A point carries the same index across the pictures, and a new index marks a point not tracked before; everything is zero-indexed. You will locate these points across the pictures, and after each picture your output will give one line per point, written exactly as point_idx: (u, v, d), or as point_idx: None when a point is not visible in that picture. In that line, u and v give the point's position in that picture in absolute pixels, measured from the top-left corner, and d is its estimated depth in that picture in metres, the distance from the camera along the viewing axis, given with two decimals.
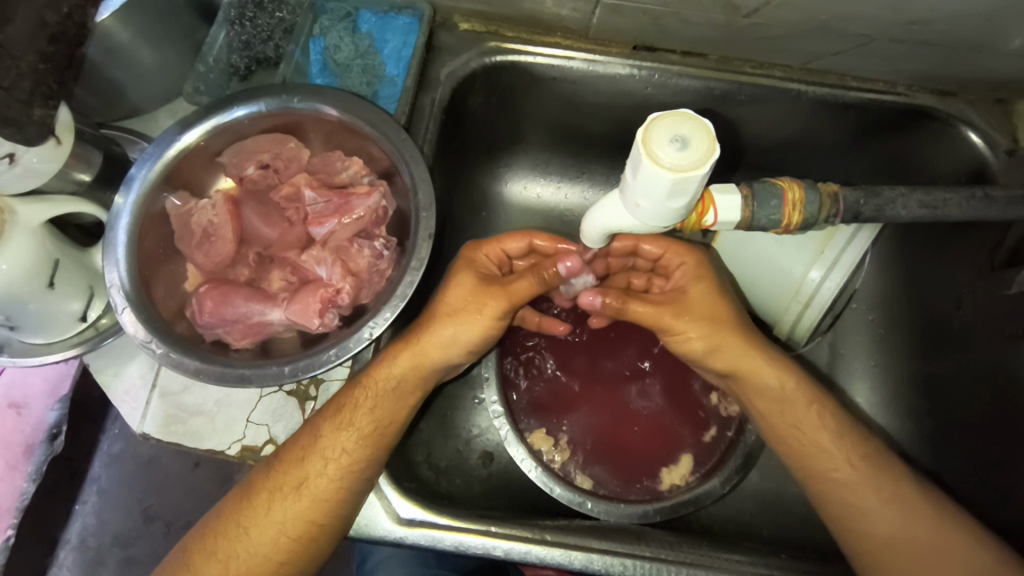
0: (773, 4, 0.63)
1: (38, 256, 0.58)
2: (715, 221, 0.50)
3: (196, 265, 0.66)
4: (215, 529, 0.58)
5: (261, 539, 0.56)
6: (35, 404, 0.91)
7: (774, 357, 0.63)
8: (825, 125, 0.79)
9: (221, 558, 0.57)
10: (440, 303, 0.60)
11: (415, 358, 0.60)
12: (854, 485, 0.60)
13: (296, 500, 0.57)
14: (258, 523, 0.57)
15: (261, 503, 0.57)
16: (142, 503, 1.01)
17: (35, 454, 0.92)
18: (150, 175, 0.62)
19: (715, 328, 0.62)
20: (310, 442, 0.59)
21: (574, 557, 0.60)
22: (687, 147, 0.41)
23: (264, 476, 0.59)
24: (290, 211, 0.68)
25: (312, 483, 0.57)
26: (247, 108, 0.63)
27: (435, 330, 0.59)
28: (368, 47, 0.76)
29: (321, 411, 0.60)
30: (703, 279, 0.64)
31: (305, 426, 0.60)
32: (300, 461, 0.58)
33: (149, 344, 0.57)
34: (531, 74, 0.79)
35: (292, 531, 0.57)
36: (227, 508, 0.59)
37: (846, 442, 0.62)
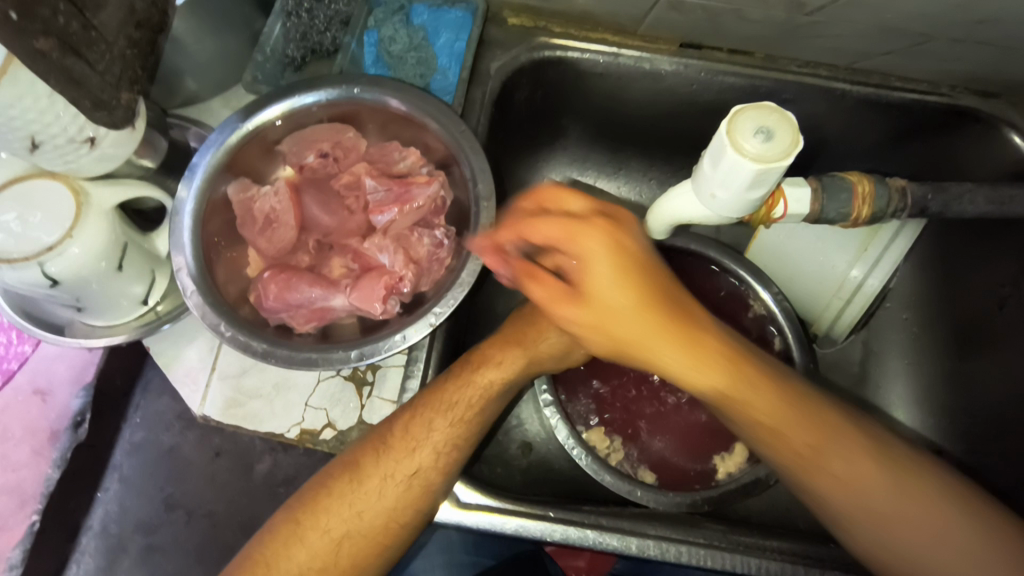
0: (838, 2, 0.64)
1: (110, 240, 0.59)
2: (784, 214, 0.50)
3: (258, 252, 0.67)
4: (319, 506, 0.56)
5: (369, 522, 0.56)
6: (59, 391, 0.93)
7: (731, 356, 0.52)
8: (865, 124, 0.80)
9: (332, 535, 0.55)
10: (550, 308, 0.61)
11: (524, 358, 0.61)
12: (851, 474, 0.53)
13: (407, 489, 0.57)
14: (368, 507, 0.56)
15: (366, 482, 0.57)
16: (163, 491, 0.98)
17: (59, 440, 0.93)
18: (212, 162, 0.63)
19: (610, 328, 0.51)
20: (421, 433, 0.58)
21: (631, 543, 0.61)
22: (771, 138, 0.42)
23: (374, 464, 0.57)
24: (350, 200, 0.69)
25: (427, 473, 0.57)
26: (314, 95, 0.65)
27: (549, 336, 0.60)
28: (421, 40, 0.77)
29: (419, 404, 0.59)
30: (595, 264, 0.51)
31: (412, 416, 0.58)
32: (412, 453, 0.57)
33: (218, 326, 0.58)
34: (578, 69, 0.80)
35: (403, 516, 0.57)
36: (330, 482, 0.57)
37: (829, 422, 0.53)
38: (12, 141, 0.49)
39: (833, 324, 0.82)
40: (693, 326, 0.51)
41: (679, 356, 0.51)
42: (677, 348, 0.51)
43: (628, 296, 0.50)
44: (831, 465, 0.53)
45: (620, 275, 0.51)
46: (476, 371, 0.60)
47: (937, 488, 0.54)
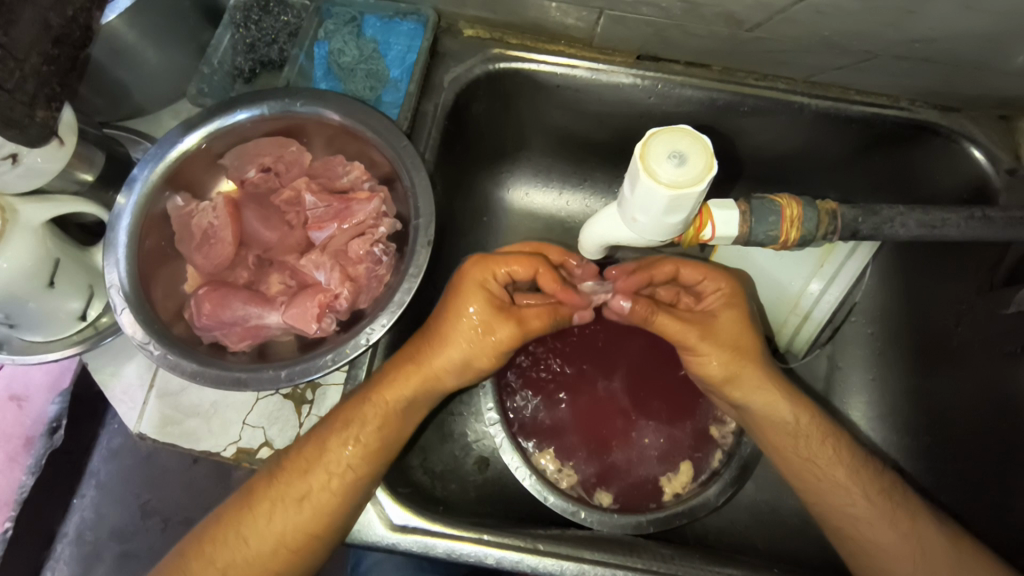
0: (776, 18, 0.63)
1: (40, 256, 0.58)
2: (713, 236, 0.49)
3: (196, 267, 0.66)
4: (213, 534, 0.58)
5: (257, 548, 0.56)
6: (36, 397, 0.94)
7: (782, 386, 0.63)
8: (824, 138, 0.79)
9: (218, 565, 0.57)
10: (447, 324, 0.59)
11: (418, 376, 0.59)
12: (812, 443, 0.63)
13: (297, 512, 0.57)
14: (257, 534, 0.57)
15: (256, 506, 0.58)
16: (140, 498, 0.99)
17: (35, 446, 0.94)
18: (151, 177, 0.63)
19: (741, 355, 0.62)
20: (314, 455, 0.58)
21: (566, 567, 0.60)
22: (688, 164, 0.41)
23: (265, 483, 0.58)
24: (291, 215, 0.67)
25: (317, 496, 0.57)
26: (249, 111, 0.64)
27: (443, 351, 0.59)
28: (372, 52, 0.76)
29: (316, 426, 0.60)
30: (717, 296, 0.64)
31: (307, 442, 0.59)
32: (304, 473, 0.58)
33: (146, 345, 0.58)
34: (534, 81, 0.79)
35: (289, 538, 0.57)
36: (225, 511, 0.59)
37: (809, 426, 0.63)
38: None
39: (791, 340, 0.81)
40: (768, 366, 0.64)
41: (770, 387, 0.62)
42: (762, 376, 0.62)
43: (752, 334, 0.63)
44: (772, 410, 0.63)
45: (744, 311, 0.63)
46: (375, 386, 0.59)
47: (860, 462, 0.62)
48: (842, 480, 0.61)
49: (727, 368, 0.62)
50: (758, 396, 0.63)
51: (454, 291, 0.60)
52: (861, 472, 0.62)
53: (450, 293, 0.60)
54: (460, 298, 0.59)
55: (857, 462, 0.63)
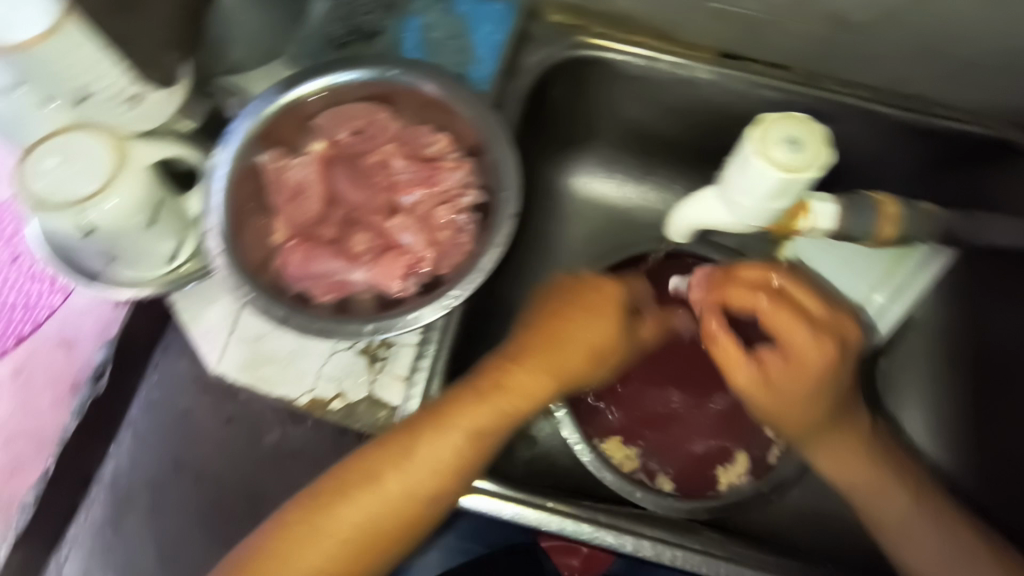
0: (883, 16, 0.66)
1: (149, 196, 0.61)
2: (807, 227, 0.50)
3: (286, 220, 0.66)
4: (335, 500, 0.58)
5: (383, 526, 0.58)
6: (85, 343, 0.90)
7: (849, 439, 0.64)
8: (898, 151, 0.78)
9: (341, 534, 0.57)
10: (582, 326, 0.61)
11: (558, 384, 0.61)
12: (869, 479, 0.63)
13: (424, 501, 0.59)
14: (384, 512, 0.58)
15: (383, 485, 0.58)
16: (173, 453, 0.91)
17: (80, 392, 0.89)
18: (247, 131, 0.67)
19: (798, 408, 0.61)
20: (447, 452, 0.58)
21: (626, 540, 0.62)
22: (801, 148, 0.42)
23: (393, 473, 0.58)
24: (378, 178, 0.69)
25: (451, 483, 0.59)
26: (350, 74, 0.69)
27: (576, 357, 0.61)
28: (461, 29, 0.78)
29: (433, 419, 0.59)
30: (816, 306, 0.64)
31: (435, 438, 0.58)
32: (442, 467, 0.58)
33: (235, 292, 0.62)
34: (614, 71, 0.80)
35: (416, 518, 0.59)
36: (346, 477, 0.59)
37: (873, 460, 0.63)
38: (63, 91, 0.54)
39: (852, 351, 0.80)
40: (835, 422, 0.63)
41: (828, 439, 0.63)
42: (822, 424, 0.63)
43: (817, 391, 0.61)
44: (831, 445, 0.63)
45: (829, 372, 0.61)
46: (486, 394, 0.60)
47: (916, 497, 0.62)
48: (892, 518, 0.62)
49: (809, 422, 0.62)
50: (831, 438, 0.63)
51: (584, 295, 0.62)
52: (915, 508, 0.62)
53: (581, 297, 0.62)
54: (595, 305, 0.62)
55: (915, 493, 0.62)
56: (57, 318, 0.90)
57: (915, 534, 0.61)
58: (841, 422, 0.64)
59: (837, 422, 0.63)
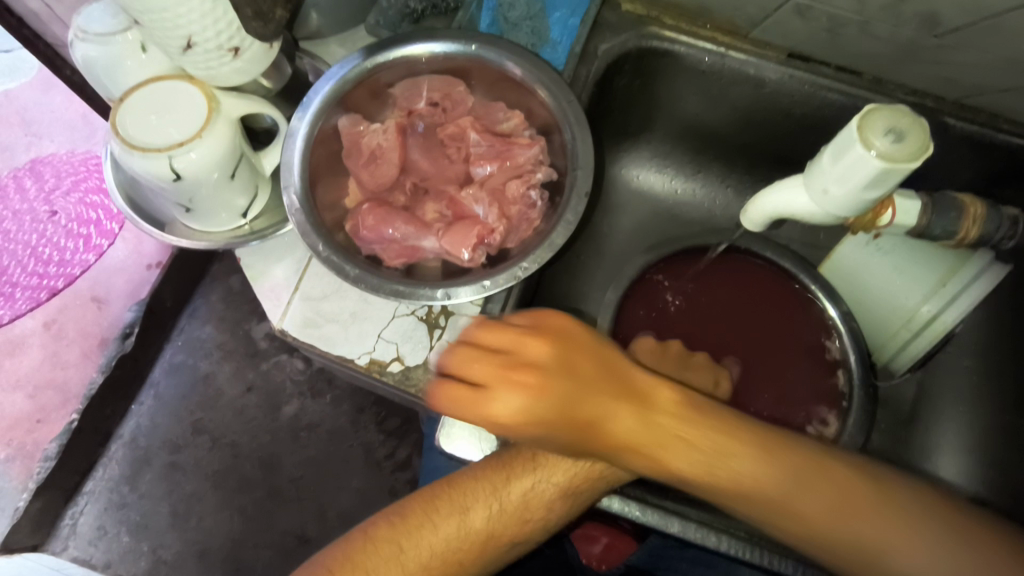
0: (978, 25, 0.63)
1: (231, 149, 0.62)
2: (890, 222, 0.52)
3: (359, 183, 0.69)
4: (428, 517, 0.58)
5: (467, 547, 0.58)
6: (115, 303, 1.12)
7: (771, 468, 0.52)
8: (958, 163, 0.79)
9: (429, 552, 0.57)
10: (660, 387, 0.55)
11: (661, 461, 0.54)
12: (823, 498, 0.51)
13: (515, 531, 0.59)
14: (478, 535, 0.58)
15: (477, 509, 0.58)
16: (193, 416, 1.10)
17: (106, 347, 1.10)
18: (326, 93, 0.66)
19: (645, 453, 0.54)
20: (544, 488, 0.59)
21: (671, 522, 0.63)
22: (902, 141, 0.43)
23: (485, 507, 0.58)
24: (452, 150, 0.72)
25: (537, 525, 0.60)
26: (424, 45, 0.67)
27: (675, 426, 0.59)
28: (538, 10, 0.79)
29: (521, 465, 0.60)
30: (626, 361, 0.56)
31: (526, 479, 0.59)
32: (527, 510, 0.59)
33: (314, 245, 0.62)
34: (683, 63, 0.81)
35: (496, 553, 0.59)
36: (445, 495, 0.59)
37: (846, 484, 0.52)
38: (171, 39, 0.56)
39: (896, 355, 0.79)
40: (736, 472, 0.52)
41: (747, 498, 0.52)
42: (735, 475, 0.52)
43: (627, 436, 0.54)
44: (770, 481, 0.52)
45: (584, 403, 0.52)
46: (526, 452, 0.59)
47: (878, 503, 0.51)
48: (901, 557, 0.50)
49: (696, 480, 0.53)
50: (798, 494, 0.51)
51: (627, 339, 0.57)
52: (884, 518, 0.50)
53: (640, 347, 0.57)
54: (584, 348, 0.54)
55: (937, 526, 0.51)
56: (90, 277, 1.14)
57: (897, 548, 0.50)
58: (753, 461, 0.52)
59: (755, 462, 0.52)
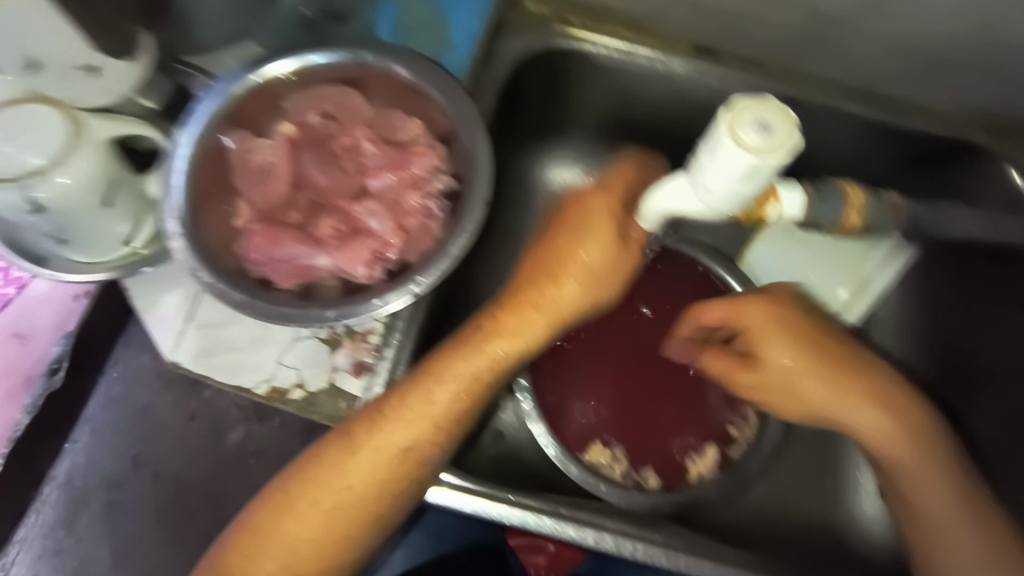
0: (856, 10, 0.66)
1: (99, 172, 0.58)
2: (775, 215, 0.50)
3: (248, 205, 0.65)
4: (314, 474, 0.57)
5: (361, 492, 0.56)
6: (42, 336, 0.85)
7: (861, 378, 0.62)
8: (872, 152, 0.78)
9: (324, 506, 0.56)
10: (553, 261, 0.58)
11: (539, 316, 0.58)
12: (895, 445, 0.60)
13: (405, 452, 0.56)
14: (361, 477, 0.56)
15: (357, 449, 0.56)
16: (133, 449, 0.88)
17: (33, 386, 0.85)
18: (213, 110, 0.64)
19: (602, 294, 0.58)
20: (421, 405, 0.57)
21: (587, 533, 0.61)
22: (770, 133, 0.42)
23: (369, 436, 0.56)
24: (347, 162, 0.67)
25: (425, 450, 0.57)
26: (319, 56, 0.66)
27: (563, 288, 0.57)
28: (435, 12, 0.76)
29: (412, 381, 0.57)
30: (607, 249, 0.58)
31: (402, 407, 0.57)
32: (409, 432, 0.56)
33: (196, 272, 0.59)
34: (591, 62, 0.79)
35: (392, 489, 0.57)
36: (322, 452, 0.57)
37: (885, 409, 0.61)
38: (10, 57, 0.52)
39: None
40: (863, 394, 0.61)
41: (856, 404, 0.61)
42: (823, 383, 0.61)
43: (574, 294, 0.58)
44: (813, 391, 0.61)
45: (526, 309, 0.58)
46: (506, 328, 0.58)
47: (910, 432, 0.61)
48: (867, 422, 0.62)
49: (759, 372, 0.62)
50: (820, 393, 0.61)
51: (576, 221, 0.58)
52: (924, 453, 0.60)
53: (571, 222, 0.58)
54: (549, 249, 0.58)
55: (923, 420, 0.62)
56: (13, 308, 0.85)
57: (904, 465, 0.61)
58: (832, 366, 0.61)
59: (846, 378, 0.61)
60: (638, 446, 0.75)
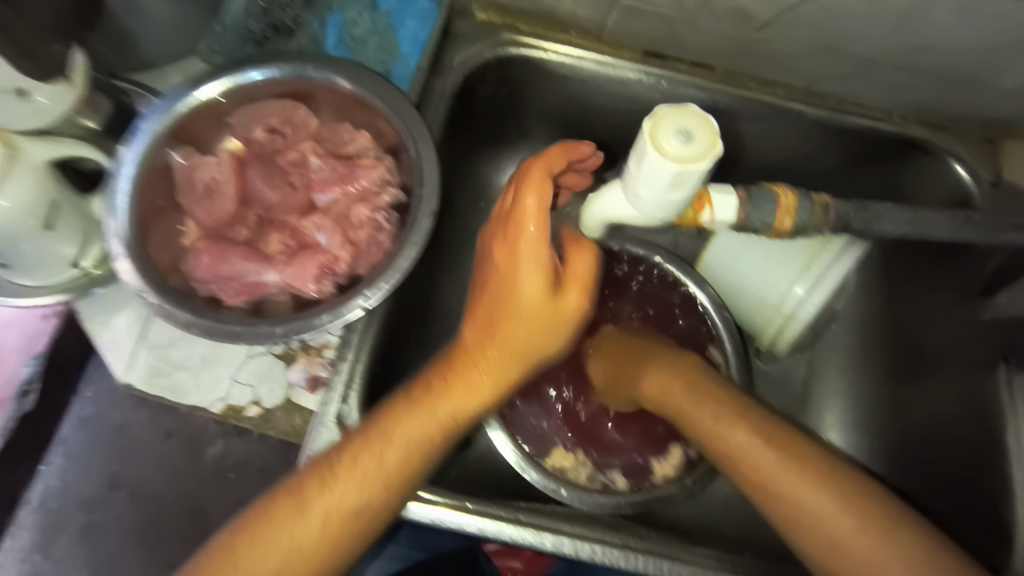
0: (785, 16, 0.66)
1: (37, 196, 0.58)
2: (710, 220, 0.52)
3: (196, 222, 0.66)
4: (257, 531, 0.51)
5: (309, 550, 0.51)
6: (6, 360, 0.80)
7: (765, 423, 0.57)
8: (822, 148, 0.80)
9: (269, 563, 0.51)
10: (497, 314, 0.54)
11: (490, 373, 0.54)
12: (817, 498, 0.53)
13: (355, 515, 0.52)
14: (309, 536, 0.51)
15: (307, 506, 0.52)
16: (107, 469, 0.89)
17: (1, 411, 0.79)
18: (157, 128, 0.63)
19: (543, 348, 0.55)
20: (371, 466, 0.53)
21: (546, 538, 0.61)
22: (691, 141, 0.43)
23: (320, 495, 0.52)
24: (294, 176, 0.69)
25: (379, 508, 0.53)
26: (262, 71, 0.65)
27: (508, 342, 0.54)
28: (385, 26, 0.77)
29: (359, 438, 0.53)
30: (544, 300, 0.54)
31: (353, 465, 0.53)
32: (362, 491, 0.53)
33: (143, 294, 0.58)
34: (543, 69, 0.80)
35: (342, 550, 0.53)
36: (269, 507, 0.52)
37: (804, 463, 0.54)
38: None
39: (775, 339, 0.79)
40: (775, 439, 0.56)
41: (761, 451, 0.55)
42: (736, 424, 0.57)
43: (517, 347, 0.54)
44: (728, 432, 0.57)
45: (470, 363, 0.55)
46: (452, 387, 0.54)
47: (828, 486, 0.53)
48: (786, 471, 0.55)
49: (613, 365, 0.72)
50: (738, 437, 0.56)
51: (511, 268, 0.53)
52: (853, 511, 0.52)
53: (505, 272, 0.54)
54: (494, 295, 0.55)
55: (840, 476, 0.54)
56: None
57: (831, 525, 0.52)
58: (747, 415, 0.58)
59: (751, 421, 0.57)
60: (600, 447, 0.76)
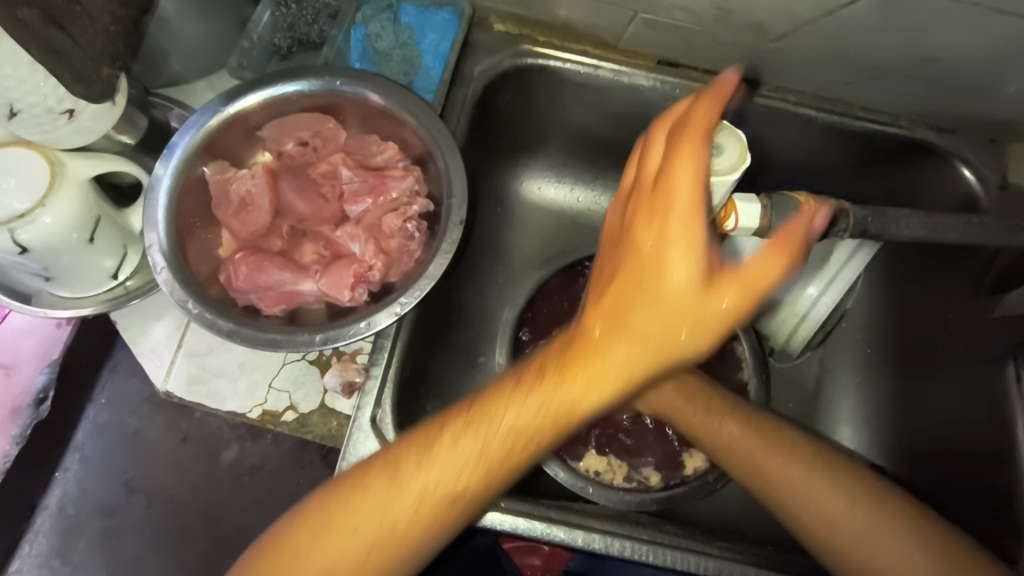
0: (802, 29, 0.68)
1: (84, 212, 0.60)
2: (736, 226, 0.55)
3: (231, 233, 0.68)
4: (311, 524, 0.52)
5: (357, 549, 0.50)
6: (25, 366, 0.85)
7: (751, 417, 0.67)
8: (831, 151, 0.82)
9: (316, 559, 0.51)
10: (648, 285, 0.48)
11: (623, 358, 0.48)
12: (800, 478, 0.61)
13: (415, 521, 0.50)
14: (363, 535, 0.50)
15: (360, 502, 0.51)
16: (125, 473, 0.88)
17: (21, 416, 0.84)
18: (191, 143, 0.64)
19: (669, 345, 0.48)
20: (445, 467, 0.50)
21: (577, 535, 0.63)
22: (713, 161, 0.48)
23: (416, 472, 0.51)
24: (325, 188, 0.71)
25: (446, 514, 0.51)
26: (295, 84, 0.66)
27: (647, 325, 0.48)
28: (407, 39, 0.79)
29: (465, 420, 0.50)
30: (693, 278, 0.48)
31: (423, 465, 0.51)
32: (428, 495, 0.50)
33: (184, 303, 0.60)
34: (560, 79, 0.82)
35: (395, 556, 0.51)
36: (324, 499, 0.53)
37: (790, 450, 0.63)
38: None
39: (790, 339, 0.84)
40: (758, 426, 0.66)
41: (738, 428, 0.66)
42: (720, 416, 0.67)
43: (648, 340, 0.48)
44: (713, 425, 0.67)
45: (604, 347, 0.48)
46: (580, 372, 0.48)
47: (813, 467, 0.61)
48: (800, 478, 0.61)
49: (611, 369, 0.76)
50: (725, 427, 0.66)
51: (662, 239, 0.48)
52: (838, 488, 0.60)
53: (656, 241, 0.48)
54: (637, 268, 0.49)
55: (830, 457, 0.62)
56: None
57: (816, 500, 0.59)
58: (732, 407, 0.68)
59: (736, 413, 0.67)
60: (622, 444, 0.78)
